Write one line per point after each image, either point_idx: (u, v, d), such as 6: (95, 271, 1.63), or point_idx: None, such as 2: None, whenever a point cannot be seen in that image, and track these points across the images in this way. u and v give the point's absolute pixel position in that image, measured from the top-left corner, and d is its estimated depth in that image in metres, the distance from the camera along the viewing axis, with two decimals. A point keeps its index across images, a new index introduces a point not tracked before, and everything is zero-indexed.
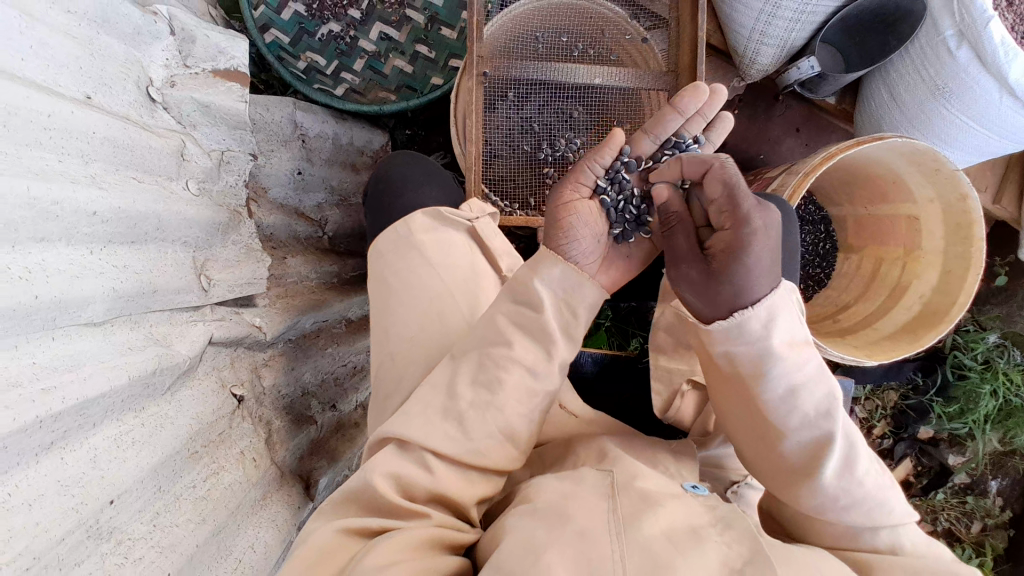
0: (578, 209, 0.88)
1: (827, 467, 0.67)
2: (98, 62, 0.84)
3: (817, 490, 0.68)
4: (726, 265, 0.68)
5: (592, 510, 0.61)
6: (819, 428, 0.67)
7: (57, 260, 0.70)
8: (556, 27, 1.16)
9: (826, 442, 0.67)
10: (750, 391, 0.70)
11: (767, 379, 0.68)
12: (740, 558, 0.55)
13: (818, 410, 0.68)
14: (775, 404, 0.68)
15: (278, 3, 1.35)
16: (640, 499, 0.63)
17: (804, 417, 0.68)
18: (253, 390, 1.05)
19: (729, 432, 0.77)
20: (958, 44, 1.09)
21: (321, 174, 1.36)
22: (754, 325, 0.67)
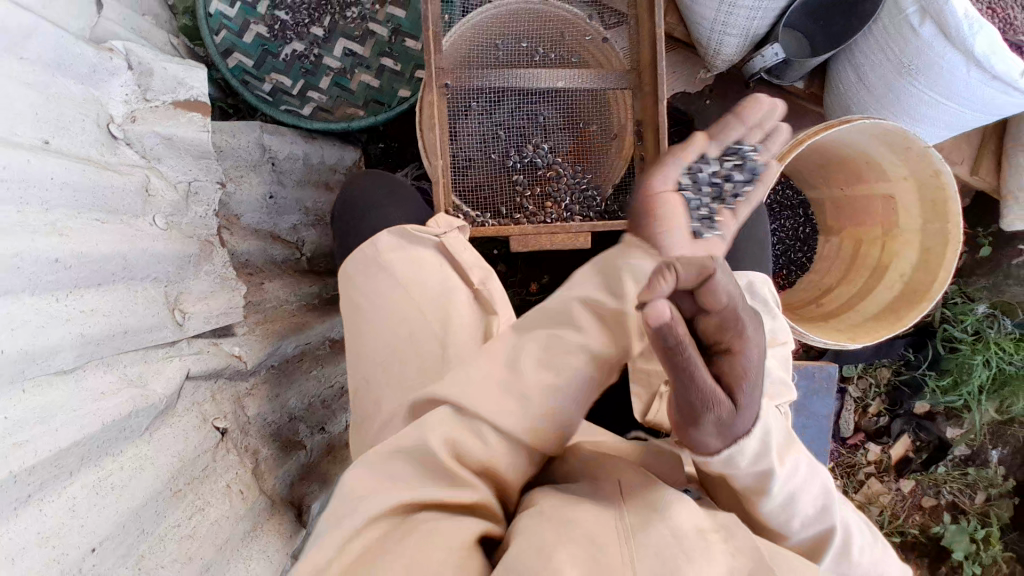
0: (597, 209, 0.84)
1: (827, 563, 0.69)
2: (54, 105, 0.83)
3: None
4: (737, 400, 0.57)
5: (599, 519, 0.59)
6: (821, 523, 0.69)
7: (21, 311, 0.69)
8: (517, 33, 1.15)
9: (824, 539, 0.69)
10: (749, 505, 0.68)
11: (770, 497, 0.65)
12: (745, 566, 0.54)
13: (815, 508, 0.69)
14: (776, 517, 0.67)
15: (239, 26, 1.34)
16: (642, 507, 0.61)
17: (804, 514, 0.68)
18: (236, 421, 1.04)
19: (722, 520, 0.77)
20: (921, 21, 1.08)
21: (295, 196, 1.35)
22: (752, 458, 0.61)
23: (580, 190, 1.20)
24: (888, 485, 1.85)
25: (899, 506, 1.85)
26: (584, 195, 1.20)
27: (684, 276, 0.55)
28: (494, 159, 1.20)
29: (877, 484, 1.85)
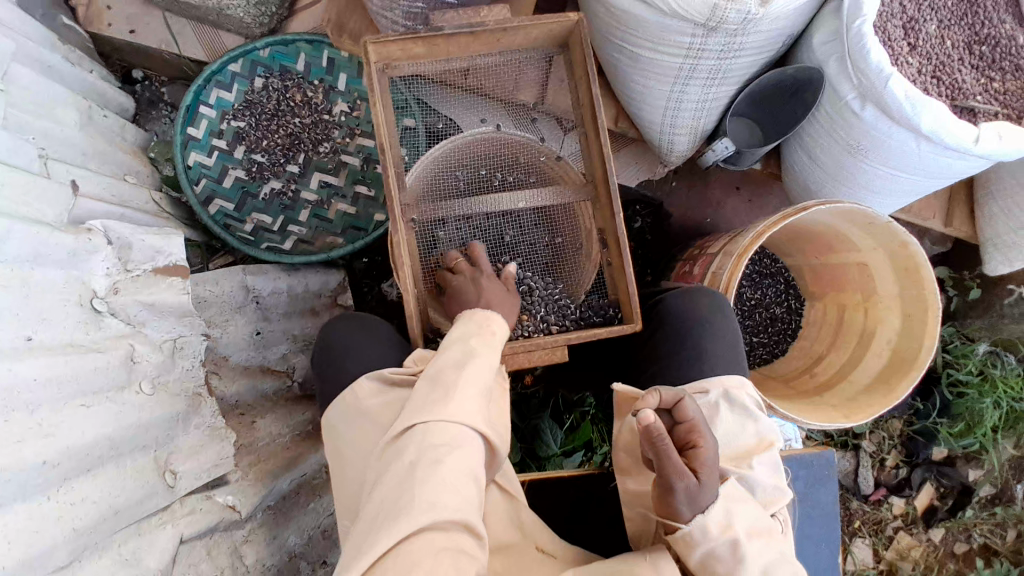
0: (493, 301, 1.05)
1: None
2: (35, 301, 0.86)
3: None
4: (703, 482, 0.78)
5: None
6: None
7: (17, 522, 0.72)
8: (475, 162, 1.23)
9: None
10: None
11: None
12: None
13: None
14: None
15: (218, 173, 1.44)
16: None
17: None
18: (234, 574, 1.04)
19: None
20: (862, 105, 1.11)
21: (282, 326, 1.40)
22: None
23: (553, 301, 1.19)
24: (919, 538, 1.77)
25: (932, 557, 1.77)
26: (557, 306, 1.19)
27: (665, 395, 0.83)
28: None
29: (907, 537, 1.78)
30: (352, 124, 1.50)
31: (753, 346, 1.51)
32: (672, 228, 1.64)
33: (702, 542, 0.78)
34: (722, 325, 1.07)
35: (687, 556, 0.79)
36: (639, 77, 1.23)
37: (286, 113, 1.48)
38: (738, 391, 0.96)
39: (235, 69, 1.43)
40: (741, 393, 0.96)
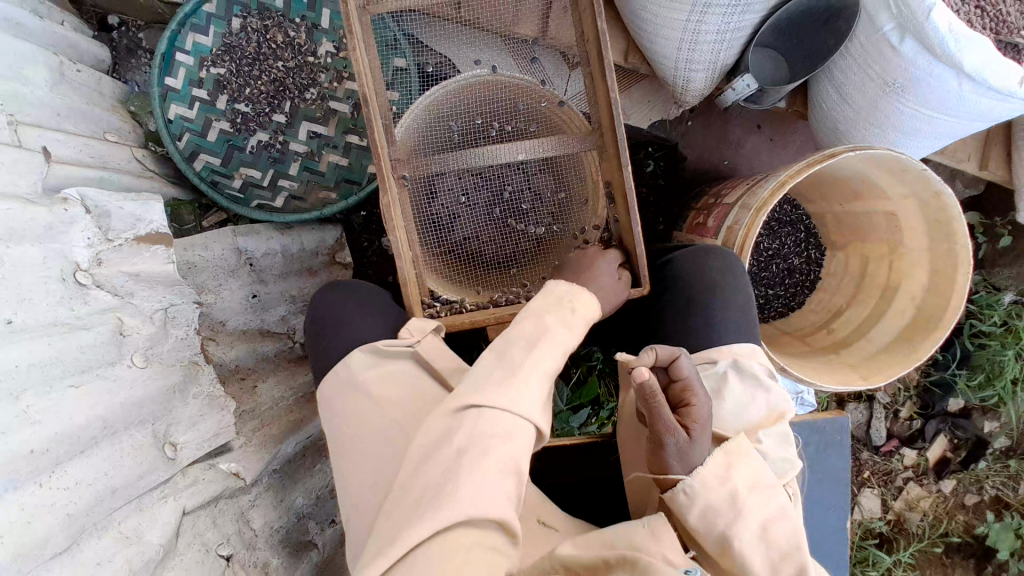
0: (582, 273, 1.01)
1: None
2: (12, 279, 0.82)
3: None
4: (693, 437, 0.74)
5: None
6: (791, 564, 0.70)
7: (9, 512, 0.71)
8: (469, 111, 1.13)
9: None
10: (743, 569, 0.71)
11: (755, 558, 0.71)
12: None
13: (783, 551, 0.71)
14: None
15: (201, 126, 1.35)
16: None
17: (776, 554, 0.71)
18: (243, 539, 1.05)
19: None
20: (900, 38, 0.99)
21: (279, 288, 1.35)
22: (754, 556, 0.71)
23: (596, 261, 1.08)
24: (928, 489, 1.75)
25: (942, 508, 1.75)
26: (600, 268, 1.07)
27: (663, 353, 0.77)
28: (465, 239, 1.16)
29: (917, 488, 1.76)
30: (339, 66, 1.38)
31: (767, 299, 1.44)
32: (688, 172, 1.53)
33: (699, 496, 0.73)
34: (734, 285, 1.01)
35: (684, 516, 0.74)
36: (654, 4, 1.10)
37: (268, 57, 1.37)
38: (749, 360, 0.92)
39: (210, 10, 1.34)
40: (751, 362, 0.92)
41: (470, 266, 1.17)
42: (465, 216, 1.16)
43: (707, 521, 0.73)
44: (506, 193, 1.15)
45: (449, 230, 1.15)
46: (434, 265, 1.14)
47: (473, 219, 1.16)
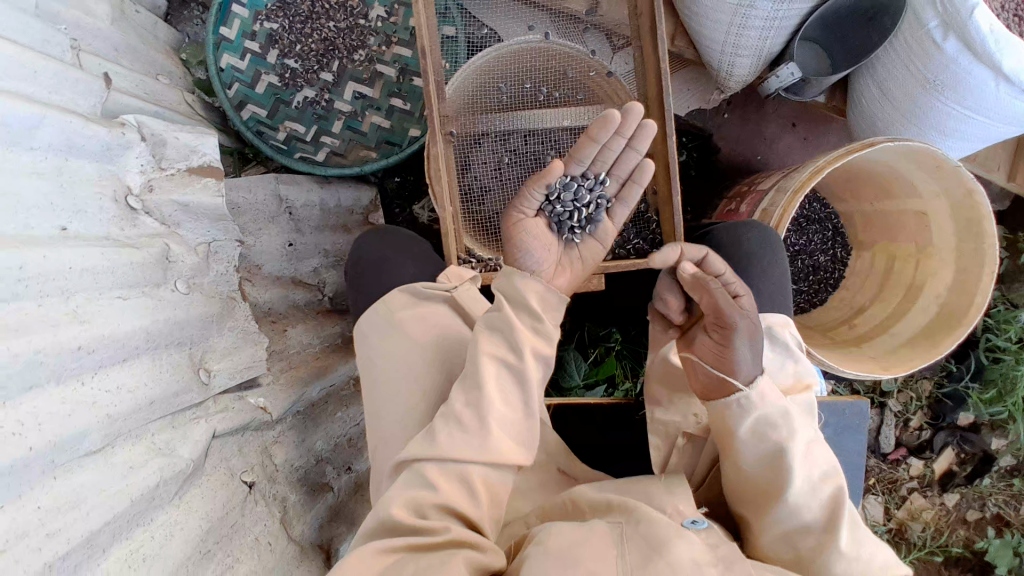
0: (526, 227, 0.92)
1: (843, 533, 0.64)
2: (69, 190, 0.85)
3: (836, 561, 0.64)
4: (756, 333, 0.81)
5: (600, 555, 0.65)
6: (829, 484, 0.69)
7: (49, 403, 0.72)
8: (519, 75, 1.17)
9: (836, 502, 0.67)
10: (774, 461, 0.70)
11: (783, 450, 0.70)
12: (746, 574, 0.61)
13: (821, 470, 0.70)
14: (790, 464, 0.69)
15: (251, 77, 1.38)
16: (646, 545, 0.66)
17: (814, 475, 0.69)
18: (265, 471, 1.08)
19: (740, 499, 0.74)
20: (944, 36, 1.01)
21: (314, 239, 1.38)
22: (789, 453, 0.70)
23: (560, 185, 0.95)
24: (931, 501, 1.74)
25: (944, 521, 1.74)
26: (551, 211, 0.95)
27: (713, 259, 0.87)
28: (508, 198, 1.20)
29: (920, 499, 1.75)
30: (389, 31, 1.42)
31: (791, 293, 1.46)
32: (721, 164, 1.56)
33: (749, 411, 0.73)
34: (771, 257, 1.03)
35: (735, 427, 0.73)
36: None
37: (320, 16, 1.40)
38: (783, 330, 0.94)
39: None
40: (784, 332, 0.94)
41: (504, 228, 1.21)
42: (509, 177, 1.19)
43: (756, 437, 0.72)
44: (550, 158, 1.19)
45: (492, 189, 1.19)
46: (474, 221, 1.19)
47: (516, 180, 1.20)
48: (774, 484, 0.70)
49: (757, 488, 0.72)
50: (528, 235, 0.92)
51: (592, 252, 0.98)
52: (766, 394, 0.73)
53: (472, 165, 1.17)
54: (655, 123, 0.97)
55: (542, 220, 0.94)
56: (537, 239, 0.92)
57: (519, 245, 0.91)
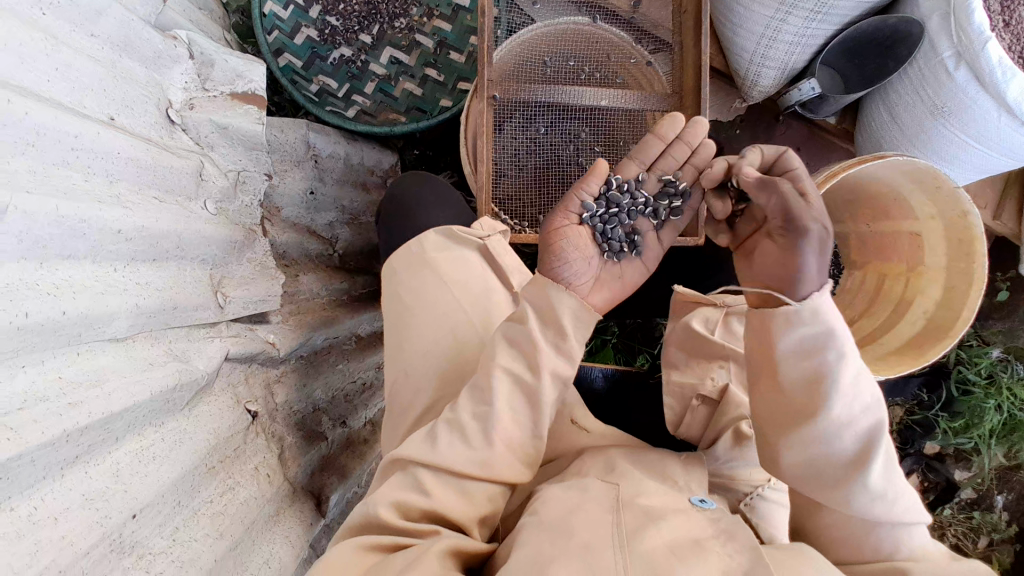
0: (567, 234, 0.86)
1: (878, 462, 0.66)
2: (121, 84, 0.83)
3: (865, 487, 0.66)
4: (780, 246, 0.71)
5: (596, 524, 0.60)
6: (871, 418, 0.66)
7: (81, 273, 0.68)
8: (565, 51, 1.30)
9: (872, 438, 0.66)
10: (818, 383, 0.66)
11: (838, 367, 0.65)
12: (740, 568, 0.55)
13: (866, 405, 0.66)
14: (843, 392, 0.65)
15: (291, 28, 1.40)
16: (643, 514, 0.62)
17: (858, 408, 0.66)
18: (266, 406, 1.04)
19: (768, 417, 0.71)
20: (956, 65, 1.13)
21: (333, 192, 1.39)
22: (845, 381, 0.65)
23: (603, 194, 0.94)
24: None
25: None
26: (596, 222, 0.89)
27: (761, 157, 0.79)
28: (533, 167, 1.33)
29: None
30: (431, 4, 1.46)
31: None
32: None
33: (800, 326, 0.65)
34: None
35: (778, 335, 0.66)
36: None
37: None
38: None
39: None
40: None
41: (529, 189, 1.33)
42: (536, 146, 1.33)
43: (801, 352, 0.66)
44: (578, 134, 1.33)
45: (520, 155, 1.32)
46: (498, 185, 1.31)
47: (543, 150, 1.33)
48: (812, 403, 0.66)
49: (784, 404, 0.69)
50: (567, 244, 0.85)
51: (631, 271, 0.92)
52: (807, 317, 0.65)
53: (505, 130, 1.29)
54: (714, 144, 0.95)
55: (585, 229, 0.89)
56: (576, 249, 0.85)
57: (555, 254, 0.83)
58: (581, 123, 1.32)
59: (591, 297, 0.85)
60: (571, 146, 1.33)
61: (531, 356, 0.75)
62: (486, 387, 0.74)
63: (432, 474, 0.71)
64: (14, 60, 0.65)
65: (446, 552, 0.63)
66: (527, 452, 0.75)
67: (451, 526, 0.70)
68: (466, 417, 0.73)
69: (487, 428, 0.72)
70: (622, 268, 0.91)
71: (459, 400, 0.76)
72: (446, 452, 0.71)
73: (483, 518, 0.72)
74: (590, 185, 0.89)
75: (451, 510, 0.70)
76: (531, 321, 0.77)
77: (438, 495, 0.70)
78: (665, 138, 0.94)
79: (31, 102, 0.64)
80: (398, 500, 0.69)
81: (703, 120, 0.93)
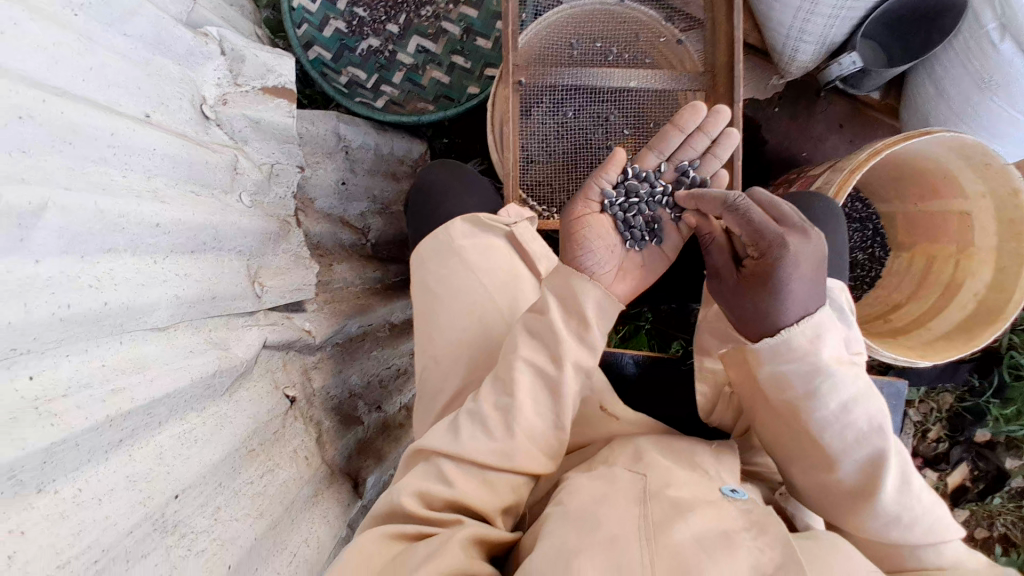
0: (589, 222, 0.86)
1: (885, 486, 0.65)
2: (155, 81, 0.86)
3: (876, 511, 0.66)
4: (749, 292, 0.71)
5: (623, 517, 0.60)
6: (871, 444, 0.66)
7: (122, 267, 0.71)
8: (592, 33, 1.28)
9: (875, 464, 0.66)
10: (801, 413, 0.68)
11: (818, 397, 0.66)
12: (771, 562, 0.54)
13: (861, 432, 0.66)
14: (827, 423, 0.67)
15: (320, 20, 1.42)
16: (671, 507, 0.61)
17: (851, 436, 0.66)
18: (304, 391, 1.07)
19: (772, 441, 0.75)
20: (1001, 37, 1.13)
21: (365, 183, 1.40)
22: (827, 413, 0.66)
23: (621, 182, 0.95)
24: None
25: None
26: (616, 211, 0.91)
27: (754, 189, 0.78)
28: (563, 152, 1.32)
29: None
30: None
31: None
32: (766, 157, 1.58)
33: (773, 361, 0.68)
34: (830, 229, 1.09)
35: (754, 370, 0.69)
36: None
37: None
38: (838, 294, 0.91)
39: None
40: (840, 296, 0.91)
41: (560, 175, 1.32)
42: (566, 131, 1.31)
43: (780, 386, 0.69)
44: (608, 117, 1.30)
45: (550, 141, 1.31)
46: (528, 171, 1.31)
47: (573, 135, 1.32)
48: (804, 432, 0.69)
49: (785, 431, 0.72)
50: (589, 231, 0.85)
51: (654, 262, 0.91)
52: (779, 353, 0.67)
53: (534, 114, 1.28)
54: (737, 135, 0.96)
55: (607, 218, 0.89)
56: (599, 238, 0.85)
57: (578, 243, 0.83)
58: (611, 106, 1.30)
59: (615, 287, 0.84)
60: (601, 129, 1.31)
61: (556, 348, 0.74)
62: (512, 379, 0.74)
63: (455, 463, 0.72)
64: (47, 59, 0.68)
65: (468, 541, 0.64)
66: (551, 443, 0.75)
67: (474, 515, 0.71)
68: (491, 408, 0.74)
69: (509, 417, 0.73)
70: (644, 257, 0.90)
71: (482, 390, 0.77)
72: (471, 443, 0.72)
73: (505, 508, 0.73)
74: (610, 173, 0.90)
75: (475, 499, 0.70)
76: (557, 311, 0.77)
77: (463, 486, 0.70)
78: (686, 129, 0.94)
79: (60, 98, 0.66)
80: (422, 491, 0.70)
81: (723, 109, 0.92)
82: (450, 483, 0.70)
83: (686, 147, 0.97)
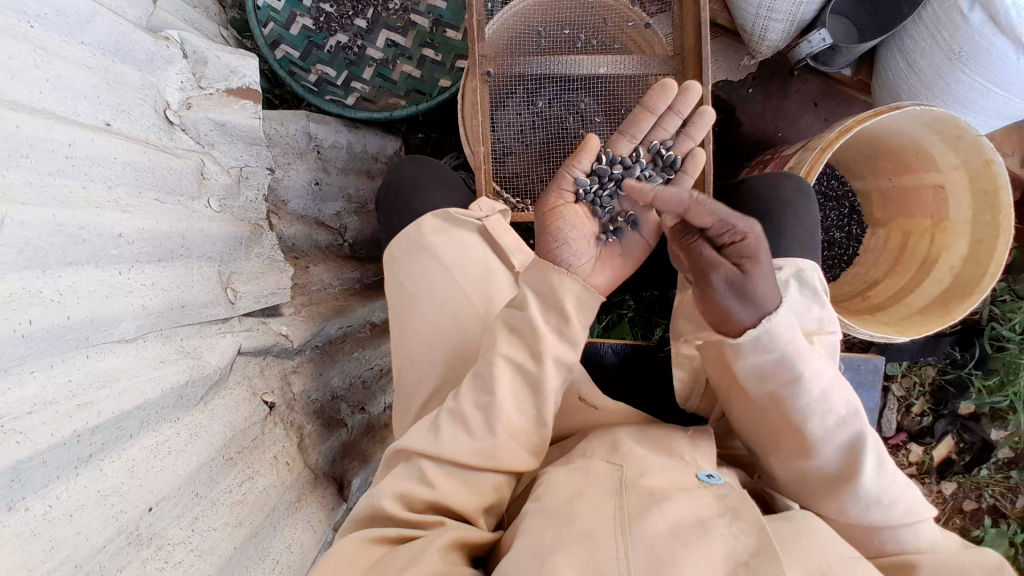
0: (564, 213, 0.85)
1: (865, 466, 0.66)
2: (114, 88, 0.84)
3: (858, 495, 0.66)
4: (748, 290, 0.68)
5: (600, 509, 0.60)
6: (849, 429, 0.68)
7: (87, 281, 0.70)
8: (559, 20, 1.27)
9: (854, 447, 0.67)
10: (784, 404, 0.69)
11: (801, 382, 0.67)
12: (748, 549, 0.54)
13: (840, 417, 0.68)
14: (811, 410, 0.67)
15: (286, 18, 1.39)
16: (647, 496, 0.61)
17: (833, 421, 0.68)
18: (285, 397, 1.07)
19: (749, 429, 0.76)
20: (971, 7, 1.17)
21: (339, 182, 1.39)
22: (811, 397, 0.67)
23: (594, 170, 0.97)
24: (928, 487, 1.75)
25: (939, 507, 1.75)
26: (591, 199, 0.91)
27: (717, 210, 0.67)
28: (537, 143, 1.31)
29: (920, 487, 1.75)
30: None
31: None
32: (742, 138, 1.57)
33: (754, 352, 0.67)
34: (802, 210, 1.09)
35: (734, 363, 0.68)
36: None
37: None
38: (813, 273, 0.91)
39: None
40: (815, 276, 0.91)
41: (535, 166, 1.31)
42: (540, 121, 1.31)
43: (760, 376, 0.69)
44: (580, 105, 1.30)
45: (524, 132, 1.31)
46: (503, 163, 1.31)
47: (547, 124, 1.31)
48: (785, 418, 0.69)
49: (764, 420, 0.72)
50: (564, 221, 0.84)
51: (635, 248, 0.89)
52: (761, 342, 0.66)
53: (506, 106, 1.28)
54: (713, 111, 0.97)
55: (582, 207, 0.89)
56: (574, 228, 0.84)
57: (553, 234, 0.82)
58: (583, 94, 1.30)
59: (596, 278, 0.84)
60: (574, 118, 1.30)
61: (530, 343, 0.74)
62: (490, 375, 0.74)
63: (435, 464, 0.71)
64: (3, 73, 0.66)
65: (450, 544, 0.64)
66: (532, 439, 0.75)
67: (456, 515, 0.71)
68: (470, 407, 0.73)
69: (487, 416, 0.72)
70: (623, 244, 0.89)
71: (460, 389, 0.76)
72: (451, 444, 0.71)
73: (487, 507, 0.73)
74: (583, 162, 0.89)
75: (455, 500, 0.70)
76: (531, 306, 0.76)
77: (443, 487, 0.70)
78: (657, 111, 0.94)
79: (23, 114, 0.65)
80: (401, 492, 0.69)
81: (694, 85, 0.91)
82: (430, 484, 0.70)
83: (659, 128, 0.98)
